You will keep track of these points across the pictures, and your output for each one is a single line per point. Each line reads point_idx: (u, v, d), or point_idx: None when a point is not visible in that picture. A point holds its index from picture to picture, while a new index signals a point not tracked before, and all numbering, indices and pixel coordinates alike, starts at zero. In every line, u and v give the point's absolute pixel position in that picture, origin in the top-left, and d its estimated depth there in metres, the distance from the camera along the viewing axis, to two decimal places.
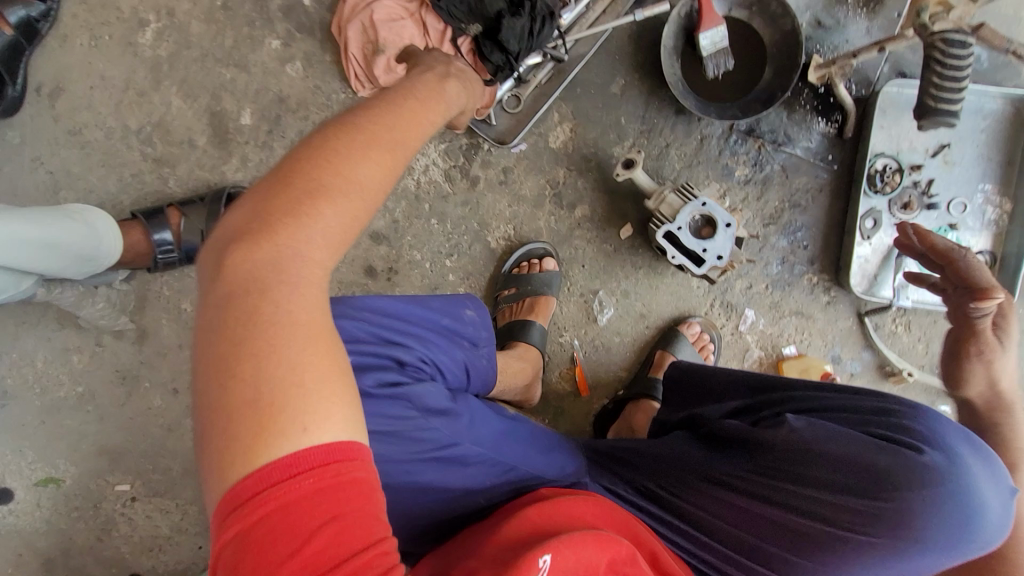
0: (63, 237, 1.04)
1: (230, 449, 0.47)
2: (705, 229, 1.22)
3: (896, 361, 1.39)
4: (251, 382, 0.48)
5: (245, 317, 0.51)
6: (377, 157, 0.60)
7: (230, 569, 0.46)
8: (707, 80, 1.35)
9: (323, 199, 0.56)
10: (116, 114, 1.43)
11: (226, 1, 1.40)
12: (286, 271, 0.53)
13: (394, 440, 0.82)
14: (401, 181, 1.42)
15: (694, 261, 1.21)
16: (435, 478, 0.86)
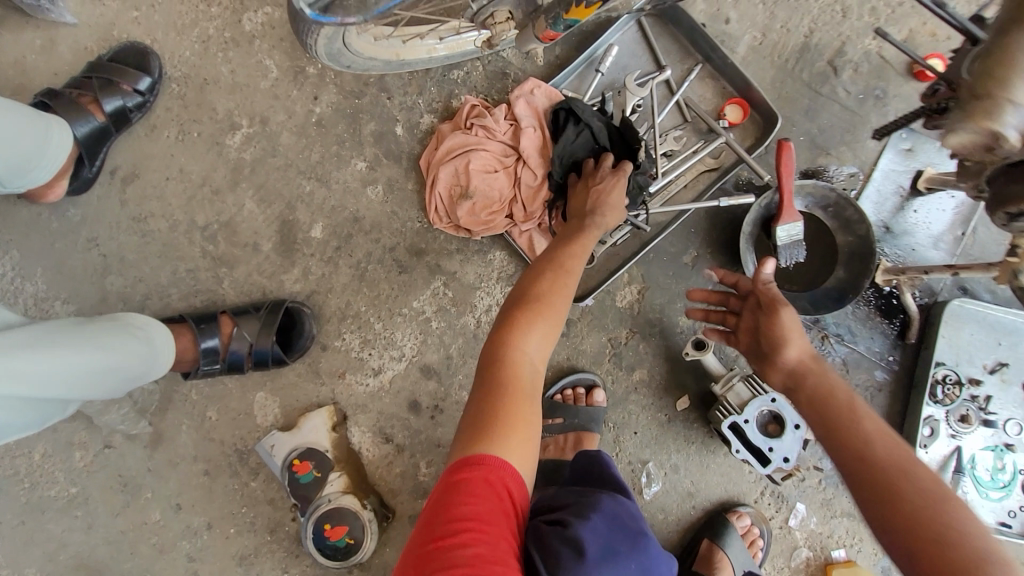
0: (119, 360, 0.97)
1: (457, 439, 0.76)
2: (771, 425, 1.30)
3: None
4: (476, 406, 0.78)
5: (483, 368, 0.83)
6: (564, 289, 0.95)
7: (433, 504, 0.70)
8: (779, 268, 1.38)
9: (551, 309, 0.90)
10: (185, 208, 1.41)
11: (320, 119, 1.43)
12: (507, 344, 0.85)
13: None
14: (462, 318, 1.40)
15: (760, 458, 1.27)
16: None
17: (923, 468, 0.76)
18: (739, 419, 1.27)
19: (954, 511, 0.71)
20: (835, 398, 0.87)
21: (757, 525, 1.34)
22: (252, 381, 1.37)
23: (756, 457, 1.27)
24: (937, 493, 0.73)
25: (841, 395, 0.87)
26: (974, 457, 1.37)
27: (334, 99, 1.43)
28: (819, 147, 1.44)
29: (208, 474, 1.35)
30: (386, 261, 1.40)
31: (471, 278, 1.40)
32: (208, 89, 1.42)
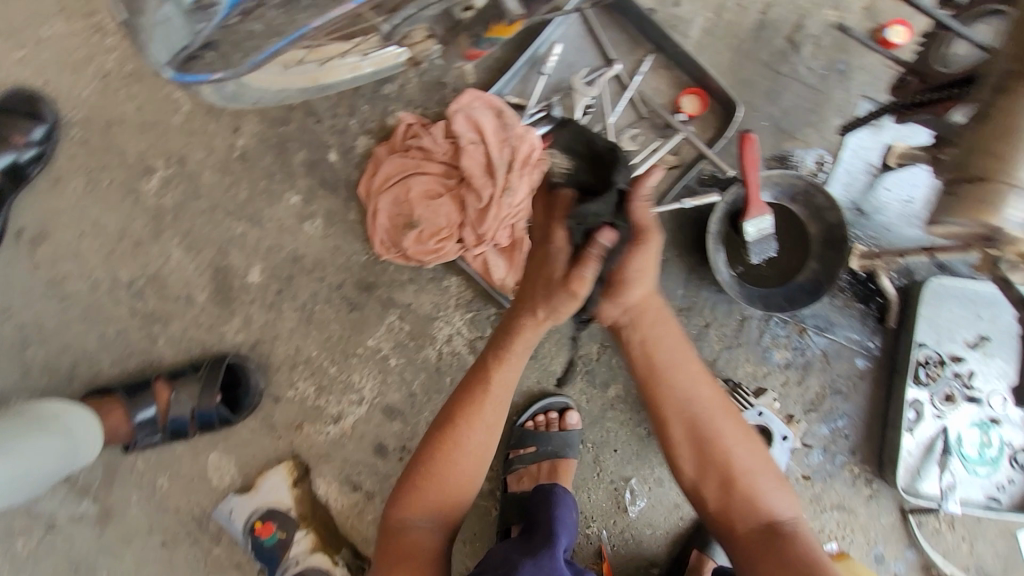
0: (23, 461, 0.94)
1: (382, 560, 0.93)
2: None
3: (942, 565, 1.33)
4: (402, 537, 0.94)
5: (409, 494, 0.97)
6: (496, 403, 1.01)
7: None
8: (750, 264, 1.31)
9: (455, 461, 0.98)
10: (105, 265, 1.28)
11: (245, 152, 1.31)
12: (435, 475, 0.97)
13: None
14: (423, 350, 1.31)
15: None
16: None
17: (727, 412, 0.98)
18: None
19: (742, 449, 0.95)
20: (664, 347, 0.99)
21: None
22: (201, 445, 1.26)
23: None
24: (735, 434, 0.96)
25: (671, 348, 0.99)
26: (962, 436, 1.34)
27: (257, 129, 1.31)
28: (782, 132, 1.36)
29: (165, 547, 1.25)
30: (334, 299, 1.30)
31: (428, 308, 1.31)
32: (114, 131, 1.29)
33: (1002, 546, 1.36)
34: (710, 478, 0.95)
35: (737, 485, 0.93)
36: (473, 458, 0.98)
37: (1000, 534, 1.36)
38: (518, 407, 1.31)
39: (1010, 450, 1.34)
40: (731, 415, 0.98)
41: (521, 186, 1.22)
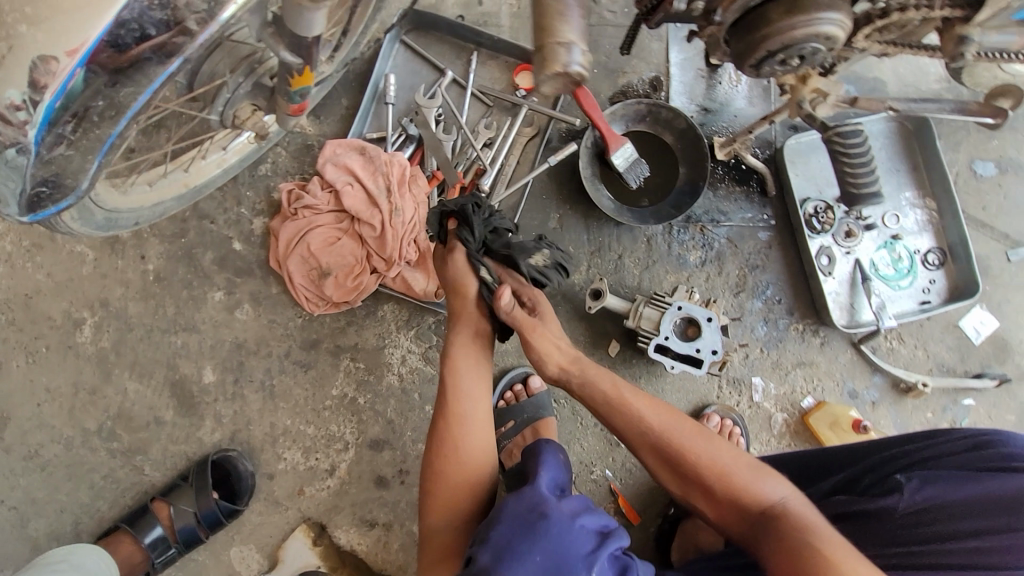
0: None
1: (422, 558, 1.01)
2: (689, 329, 1.29)
3: (907, 376, 1.40)
4: (431, 533, 1.02)
5: (428, 489, 1.04)
6: (477, 386, 1.10)
7: None
8: (632, 191, 1.41)
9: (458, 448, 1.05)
10: (72, 421, 1.37)
11: (158, 273, 1.40)
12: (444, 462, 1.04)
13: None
14: (384, 380, 1.39)
15: (693, 363, 1.28)
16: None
17: (683, 423, 1.05)
18: (659, 340, 1.26)
19: (712, 447, 1.01)
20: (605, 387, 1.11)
21: (728, 417, 1.38)
22: (219, 544, 1.33)
23: (688, 364, 1.27)
24: (700, 439, 1.02)
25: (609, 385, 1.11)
26: (874, 261, 1.44)
27: (161, 249, 1.40)
28: (614, 69, 1.48)
29: None
30: (287, 368, 1.39)
31: (374, 341, 1.40)
32: (35, 302, 1.37)
33: (952, 339, 1.45)
34: (694, 487, 1.00)
35: (720, 484, 0.98)
36: (478, 457, 1.05)
37: (946, 329, 1.45)
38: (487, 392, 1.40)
39: (919, 256, 1.45)
40: (694, 429, 1.04)
41: (406, 203, 1.31)
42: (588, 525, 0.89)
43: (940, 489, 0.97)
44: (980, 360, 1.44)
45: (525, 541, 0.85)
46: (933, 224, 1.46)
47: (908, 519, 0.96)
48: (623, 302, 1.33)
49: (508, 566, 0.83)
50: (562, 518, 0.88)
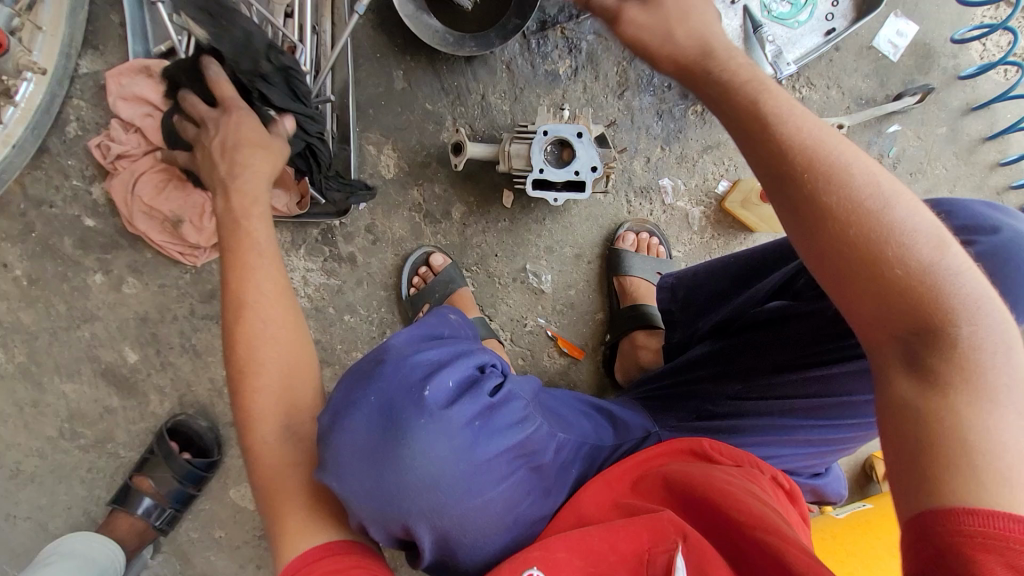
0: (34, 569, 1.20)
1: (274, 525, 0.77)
2: (563, 153, 1.15)
3: (822, 123, 1.27)
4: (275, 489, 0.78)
5: (249, 439, 0.80)
6: (273, 298, 0.84)
7: None
8: (470, 12, 1.20)
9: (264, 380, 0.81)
10: (33, 435, 1.42)
11: (31, 276, 1.33)
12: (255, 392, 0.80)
13: (430, 429, 0.75)
14: None
15: (577, 188, 1.16)
16: (490, 442, 0.79)
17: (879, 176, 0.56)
18: (535, 176, 1.13)
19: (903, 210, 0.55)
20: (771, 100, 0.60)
21: (643, 231, 1.33)
22: (216, 490, 1.44)
23: (572, 192, 1.15)
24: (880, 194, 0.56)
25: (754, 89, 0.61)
26: (764, 2, 1.25)
27: (19, 252, 1.32)
28: None
29: (262, 567, 1.48)
30: (199, 324, 1.37)
31: None
32: None
33: (869, 64, 1.29)
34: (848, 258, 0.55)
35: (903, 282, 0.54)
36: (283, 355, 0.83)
37: (860, 55, 1.29)
38: (395, 282, 1.35)
39: None
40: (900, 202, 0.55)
41: None
42: (429, 355, 0.81)
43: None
44: (902, 77, 1.30)
45: (359, 390, 0.78)
46: None
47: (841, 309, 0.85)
48: (491, 147, 1.21)
49: (340, 423, 0.76)
50: (392, 359, 0.79)
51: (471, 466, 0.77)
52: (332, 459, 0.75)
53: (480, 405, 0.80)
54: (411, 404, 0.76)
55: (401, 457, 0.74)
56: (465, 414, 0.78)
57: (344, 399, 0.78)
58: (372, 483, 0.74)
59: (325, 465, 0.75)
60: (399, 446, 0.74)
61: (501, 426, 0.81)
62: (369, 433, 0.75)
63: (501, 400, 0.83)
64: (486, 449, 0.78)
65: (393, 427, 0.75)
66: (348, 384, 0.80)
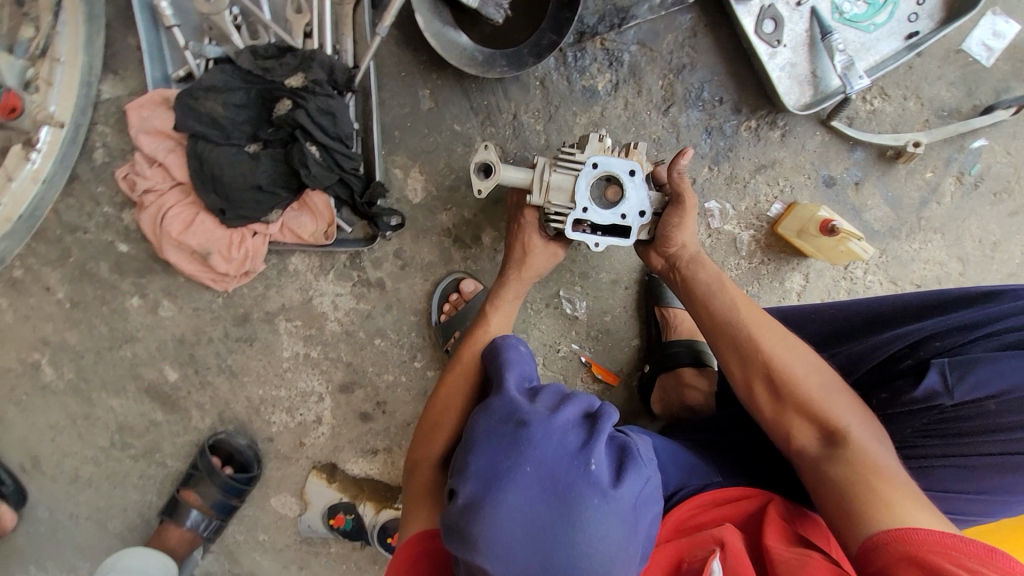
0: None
1: (412, 494, 0.98)
2: (608, 192, 1.04)
3: (895, 141, 1.14)
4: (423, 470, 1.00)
5: (428, 421, 1.05)
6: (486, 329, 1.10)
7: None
8: (500, 26, 1.09)
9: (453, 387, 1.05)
10: (88, 444, 1.50)
11: (73, 299, 1.36)
12: (444, 394, 1.05)
13: (603, 507, 0.70)
14: (325, 329, 1.35)
15: (618, 232, 1.05)
16: (645, 518, 0.75)
17: (785, 336, 0.92)
18: (578, 214, 1.03)
19: (794, 355, 0.90)
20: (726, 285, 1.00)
21: None
22: (259, 498, 1.51)
23: (615, 236, 1.05)
24: (781, 345, 0.91)
25: (715, 278, 1.01)
26: (835, 2, 1.10)
27: (59, 276, 1.34)
28: None
29: (303, 568, 1.56)
30: (233, 345, 1.38)
31: (298, 295, 1.33)
32: None
33: (956, 70, 1.13)
34: (762, 392, 0.90)
35: (805, 402, 0.85)
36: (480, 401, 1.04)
37: (946, 61, 1.13)
38: (424, 307, 1.32)
39: None
40: (801, 353, 0.90)
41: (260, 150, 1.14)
42: (571, 418, 0.79)
43: (985, 377, 0.74)
44: (993, 84, 1.14)
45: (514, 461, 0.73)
46: None
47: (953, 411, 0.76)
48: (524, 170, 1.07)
49: (497, 493, 0.71)
50: (540, 423, 0.77)
51: (629, 554, 0.71)
52: (489, 539, 0.69)
53: (639, 480, 0.76)
54: (583, 482, 0.71)
55: (576, 540, 0.68)
56: (630, 489, 0.74)
57: (496, 467, 0.73)
58: (540, 566, 0.68)
59: (479, 544, 0.69)
60: (569, 525, 0.68)
61: (651, 499, 0.77)
62: (534, 509, 0.70)
63: (649, 471, 0.79)
64: (639, 529, 0.74)
65: (563, 502, 0.69)
66: (497, 449, 0.75)
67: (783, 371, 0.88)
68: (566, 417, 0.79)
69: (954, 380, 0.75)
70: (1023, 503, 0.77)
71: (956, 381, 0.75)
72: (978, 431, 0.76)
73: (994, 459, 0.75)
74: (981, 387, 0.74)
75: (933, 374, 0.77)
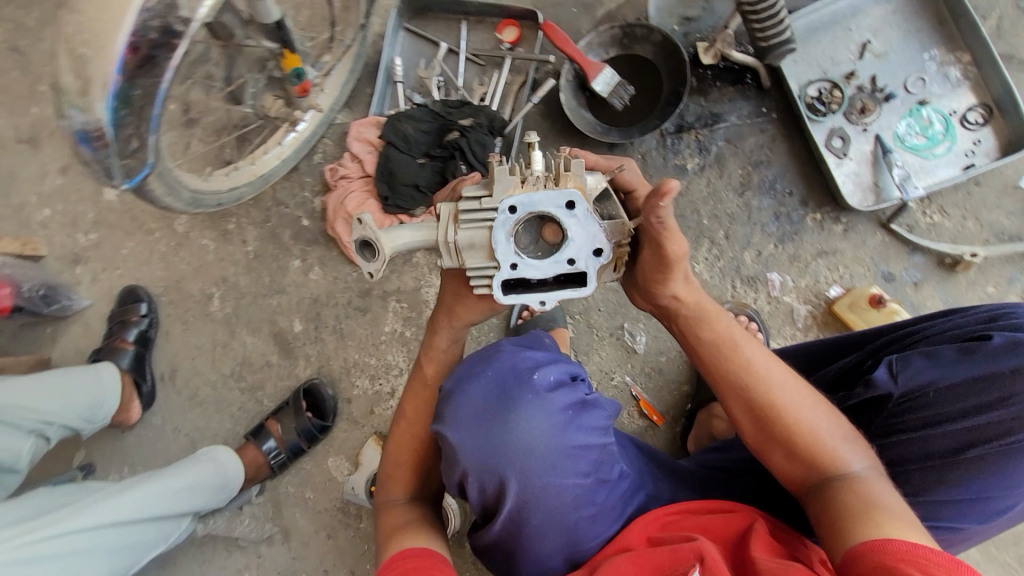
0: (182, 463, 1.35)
1: (389, 528, 1.15)
2: (545, 233, 0.84)
3: (952, 249, 1.28)
4: (397, 511, 1.18)
5: (394, 463, 1.22)
6: (427, 370, 1.22)
7: None
8: (620, 112, 1.47)
9: (405, 431, 1.22)
10: (215, 368, 1.84)
11: (256, 252, 1.81)
12: (401, 438, 1.23)
13: (537, 408, 0.98)
14: (425, 314, 1.66)
15: (572, 282, 0.85)
16: (578, 434, 1.00)
17: (805, 390, 0.92)
18: (506, 275, 0.83)
19: (820, 417, 0.89)
20: (738, 333, 0.94)
21: (743, 314, 1.37)
22: (320, 455, 1.71)
23: (567, 288, 0.85)
24: (802, 401, 0.90)
25: (727, 333, 0.94)
26: (898, 132, 1.33)
27: (255, 234, 1.81)
28: (592, 3, 1.54)
29: (330, 537, 1.68)
30: (351, 312, 1.71)
31: (413, 283, 1.67)
32: (184, 283, 1.88)
33: (1014, 203, 1.29)
34: (774, 444, 0.91)
35: (810, 451, 0.88)
36: (422, 440, 1.22)
37: (1004, 193, 1.30)
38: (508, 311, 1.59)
39: (956, 116, 1.31)
40: (818, 404, 0.91)
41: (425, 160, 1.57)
42: (535, 356, 1.06)
43: (922, 368, 0.89)
44: None
45: (478, 369, 1.04)
46: (971, 79, 1.31)
47: (900, 403, 0.89)
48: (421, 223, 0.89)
49: (463, 386, 1.02)
50: (509, 353, 1.05)
51: (560, 448, 0.97)
52: (453, 415, 0.99)
53: (576, 400, 1.03)
54: (526, 389, 1.00)
55: (511, 423, 0.96)
56: (562, 402, 1.01)
57: (470, 373, 1.03)
58: (483, 438, 0.96)
59: (445, 419, 1.00)
60: (508, 413, 0.97)
61: (585, 427, 1.01)
62: (490, 401, 0.99)
63: (587, 407, 1.04)
64: (574, 437, 0.99)
65: (507, 398, 0.98)
66: (474, 367, 1.04)
67: (801, 434, 0.88)
68: (530, 358, 1.05)
69: (898, 373, 0.90)
70: (990, 499, 0.83)
71: (899, 372, 0.90)
72: (932, 422, 0.87)
73: (950, 448, 0.84)
74: (918, 378, 0.88)
75: (882, 367, 0.91)
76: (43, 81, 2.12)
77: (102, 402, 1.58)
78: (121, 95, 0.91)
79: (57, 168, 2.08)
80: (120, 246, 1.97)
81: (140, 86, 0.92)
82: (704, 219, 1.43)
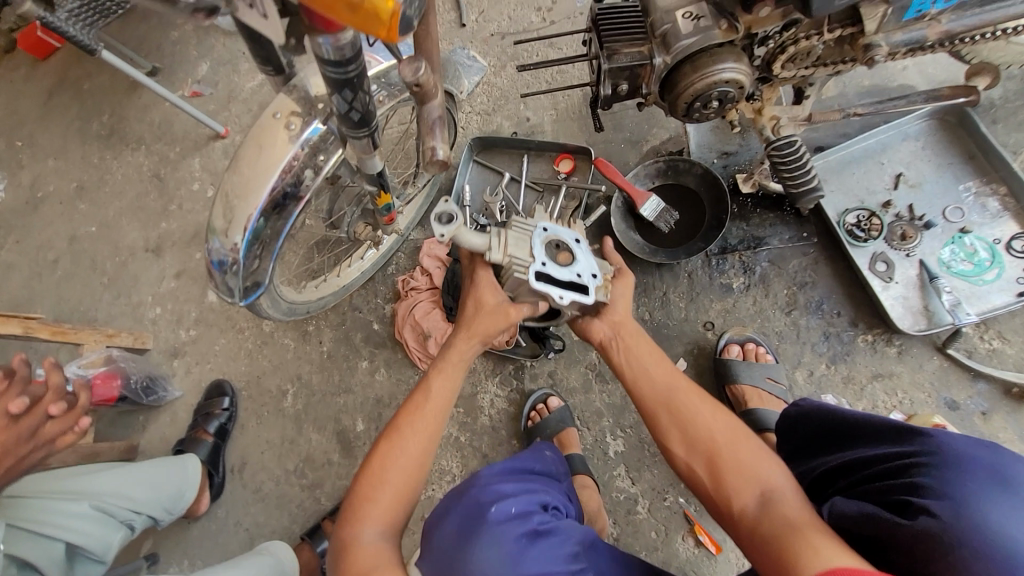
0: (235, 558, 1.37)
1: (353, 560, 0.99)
2: (562, 255, 1.15)
3: (1016, 376, 1.30)
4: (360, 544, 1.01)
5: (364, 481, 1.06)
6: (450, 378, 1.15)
7: None
8: (667, 234, 1.59)
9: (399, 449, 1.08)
10: (280, 463, 1.95)
11: (330, 353, 1.99)
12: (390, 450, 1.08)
13: (491, 537, 0.95)
14: (478, 421, 1.71)
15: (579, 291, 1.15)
16: (539, 563, 0.93)
17: (708, 405, 1.12)
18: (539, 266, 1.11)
19: (719, 422, 1.09)
20: (640, 344, 1.21)
21: (748, 340, 1.48)
22: None
23: (576, 292, 1.14)
24: (711, 415, 1.10)
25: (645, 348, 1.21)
26: (943, 258, 1.38)
27: (331, 335, 2.00)
28: (639, 140, 1.78)
29: None
30: None
31: (467, 388, 1.73)
32: (263, 379, 2.06)
33: None
34: (699, 455, 1.07)
35: (728, 456, 1.05)
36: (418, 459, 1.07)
37: None
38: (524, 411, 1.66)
39: (1001, 245, 1.37)
40: (729, 432, 1.08)
41: None
42: (504, 486, 1.03)
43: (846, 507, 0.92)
44: None
45: (453, 500, 1.05)
46: (1010, 208, 1.39)
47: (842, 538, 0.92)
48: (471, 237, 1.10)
49: (438, 518, 1.04)
50: (482, 480, 1.05)
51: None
52: (429, 545, 1.02)
53: (528, 528, 0.97)
54: (481, 514, 0.98)
55: (466, 553, 0.95)
56: (519, 532, 0.96)
57: (444, 506, 1.06)
58: (446, 566, 0.97)
59: (424, 552, 1.03)
60: (466, 546, 0.96)
61: (543, 557, 0.94)
62: (451, 529, 1.00)
63: (546, 539, 0.97)
64: (530, 567, 0.92)
65: (469, 528, 0.98)
66: (450, 500, 1.06)
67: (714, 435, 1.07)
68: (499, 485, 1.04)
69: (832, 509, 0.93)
70: None
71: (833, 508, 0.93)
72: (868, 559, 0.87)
73: None
74: (849, 519, 0.90)
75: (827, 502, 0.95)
76: (174, 202, 2.57)
77: (183, 494, 1.61)
78: (258, 226, 1.12)
79: (172, 274, 2.43)
80: (214, 342, 2.21)
81: (273, 222, 1.14)
82: (753, 338, 1.49)
